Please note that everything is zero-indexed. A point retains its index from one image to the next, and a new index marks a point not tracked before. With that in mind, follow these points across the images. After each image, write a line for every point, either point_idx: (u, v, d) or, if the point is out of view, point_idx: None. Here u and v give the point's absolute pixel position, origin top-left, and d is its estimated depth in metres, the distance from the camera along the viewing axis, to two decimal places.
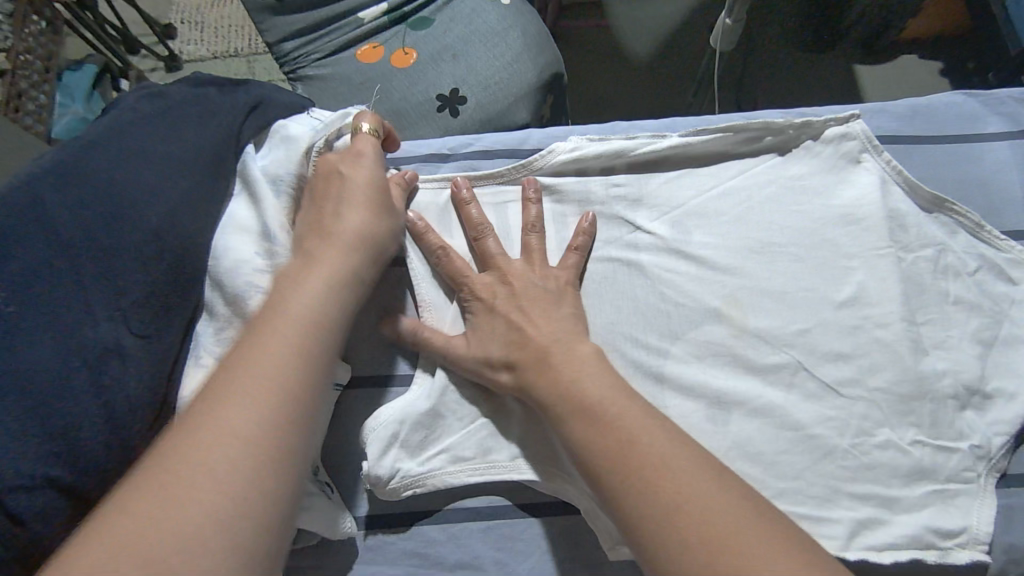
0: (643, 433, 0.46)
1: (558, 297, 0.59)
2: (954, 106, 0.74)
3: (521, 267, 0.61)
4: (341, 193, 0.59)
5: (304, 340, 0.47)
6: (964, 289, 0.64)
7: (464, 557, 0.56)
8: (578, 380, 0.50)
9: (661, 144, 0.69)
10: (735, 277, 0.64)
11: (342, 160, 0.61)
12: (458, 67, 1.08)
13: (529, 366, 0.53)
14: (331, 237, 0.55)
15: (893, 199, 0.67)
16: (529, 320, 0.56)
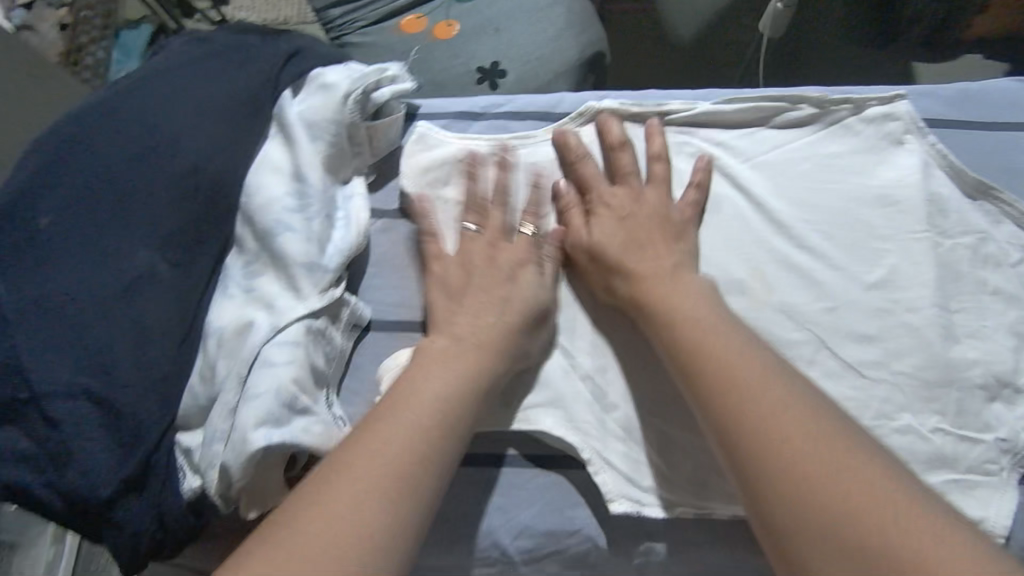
0: (788, 416, 0.45)
1: (682, 226, 0.61)
2: (1009, 93, 0.71)
3: (648, 189, 0.63)
4: (503, 295, 0.57)
5: (441, 409, 0.49)
6: (1003, 279, 0.62)
7: (467, 501, 0.57)
8: (706, 334, 0.51)
9: (694, 110, 0.68)
10: (763, 250, 0.64)
11: (489, 254, 0.59)
12: (500, 41, 1.07)
13: (657, 280, 0.56)
14: (472, 326, 0.55)
15: (934, 183, 0.65)
16: (653, 245, 0.59)
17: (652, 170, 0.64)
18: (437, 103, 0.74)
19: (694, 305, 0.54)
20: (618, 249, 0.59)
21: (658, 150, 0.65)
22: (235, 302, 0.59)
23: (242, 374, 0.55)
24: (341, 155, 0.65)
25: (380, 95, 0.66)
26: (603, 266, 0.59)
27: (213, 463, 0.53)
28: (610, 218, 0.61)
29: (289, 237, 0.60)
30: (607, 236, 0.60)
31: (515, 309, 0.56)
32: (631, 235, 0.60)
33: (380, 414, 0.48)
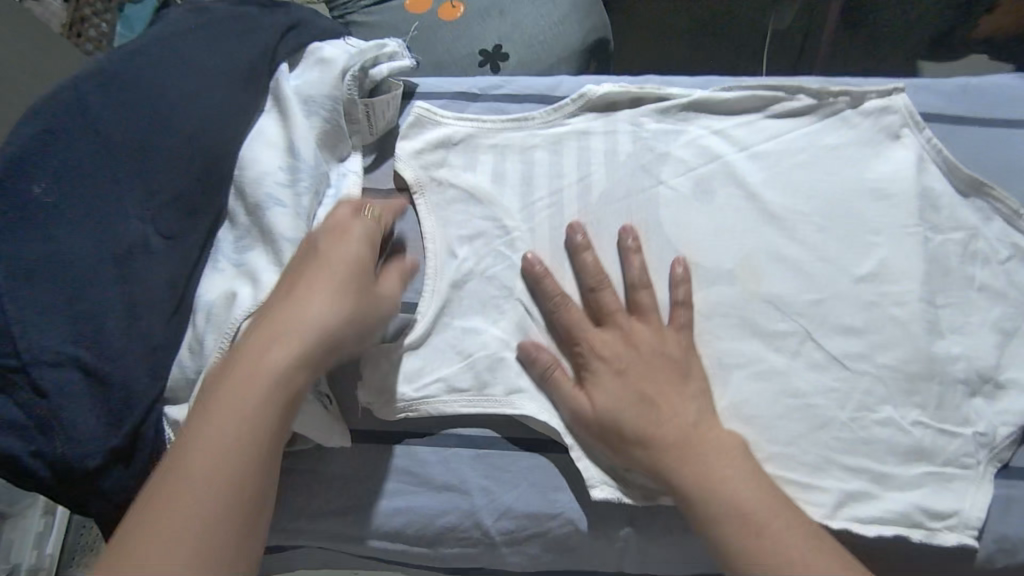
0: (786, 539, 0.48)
1: (686, 366, 0.56)
2: (1009, 90, 0.71)
3: (643, 327, 0.58)
4: (324, 265, 0.50)
5: (265, 402, 0.45)
6: (990, 276, 0.62)
7: (450, 481, 0.58)
8: (725, 476, 0.51)
9: (692, 96, 0.68)
10: (754, 241, 0.64)
11: (329, 240, 0.51)
12: (504, 23, 1.06)
13: (668, 449, 0.52)
14: (278, 327, 0.47)
15: (928, 178, 0.65)
16: (666, 396, 0.54)
17: (637, 299, 0.59)
18: (435, 81, 0.73)
19: (716, 450, 0.52)
20: (630, 413, 0.54)
21: (641, 276, 0.60)
22: (224, 276, 0.60)
23: (224, 345, 0.55)
24: (335, 132, 0.65)
25: (376, 70, 0.65)
26: (614, 437, 0.54)
27: None
28: (611, 374, 0.56)
29: (277, 212, 0.60)
30: (614, 399, 0.54)
31: (342, 285, 0.49)
32: (638, 388, 0.54)
33: (204, 417, 0.44)
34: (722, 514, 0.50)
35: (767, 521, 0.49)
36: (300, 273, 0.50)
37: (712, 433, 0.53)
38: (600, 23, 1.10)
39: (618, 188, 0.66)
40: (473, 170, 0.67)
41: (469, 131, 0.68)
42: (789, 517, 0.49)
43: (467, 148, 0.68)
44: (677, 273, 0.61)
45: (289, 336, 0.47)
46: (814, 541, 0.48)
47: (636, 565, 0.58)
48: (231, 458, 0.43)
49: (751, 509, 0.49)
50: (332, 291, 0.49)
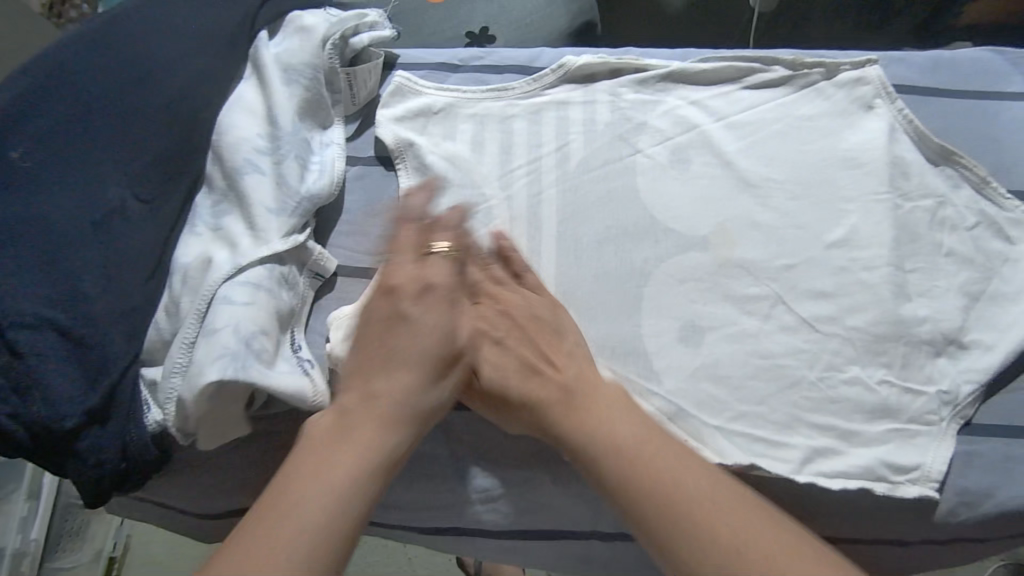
0: (653, 458, 0.50)
1: (556, 322, 0.57)
2: (978, 63, 0.72)
3: (510, 290, 0.58)
4: (414, 331, 0.51)
5: (357, 480, 0.47)
6: (958, 241, 0.63)
7: (427, 441, 0.58)
8: (592, 409, 0.53)
9: (670, 67, 0.69)
10: (729, 208, 0.65)
11: (408, 298, 0.52)
12: (490, 7, 1.08)
13: (554, 401, 0.53)
14: (375, 395, 0.50)
15: (899, 147, 0.66)
16: (545, 357, 0.55)
17: (507, 266, 0.59)
18: (415, 52, 0.73)
19: (585, 389, 0.54)
20: (516, 384, 0.54)
21: (495, 240, 0.60)
22: (202, 239, 0.58)
23: (202, 309, 0.53)
24: (315, 103, 0.63)
25: (357, 41, 0.66)
26: (503, 406, 0.55)
27: (171, 396, 0.51)
28: (495, 343, 0.56)
29: (256, 179, 0.59)
30: (496, 368, 0.55)
31: (431, 363, 0.51)
32: (520, 358, 0.55)
33: (295, 491, 0.45)
34: (613, 464, 0.50)
35: (637, 446, 0.51)
36: (388, 340, 0.51)
37: (590, 394, 0.54)
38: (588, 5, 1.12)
39: (596, 156, 0.67)
40: (453, 139, 0.67)
41: (449, 100, 0.68)
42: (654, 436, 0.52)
43: (447, 117, 0.68)
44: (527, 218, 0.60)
45: (371, 428, 0.49)
46: (708, 496, 0.48)
47: (612, 525, 0.58)
48: (309, 547, 0.44)
49: (618, 432, 0.51)
50: (420, 369, 0.51)
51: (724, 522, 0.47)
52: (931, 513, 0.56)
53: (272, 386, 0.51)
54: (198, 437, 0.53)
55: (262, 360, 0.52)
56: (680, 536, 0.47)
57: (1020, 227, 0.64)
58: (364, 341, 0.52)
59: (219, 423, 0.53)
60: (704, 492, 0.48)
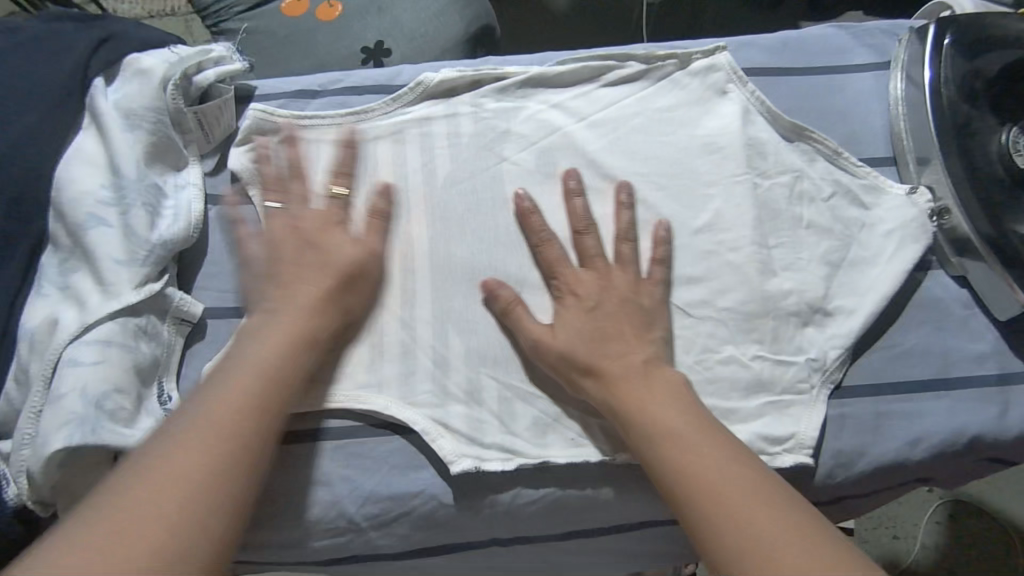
0: (694, 450, 0.50)
1: (652, 316, 0.58)
2: (823, 39, 0.75)
3: (619, 278, 0.60)
4: (308, 237, 0.59)
5: (274, 364, 0.53)
6: (817, 213, 0.66)
7: (311, 476, 0.57)
8: (645, 360, 0.55)
9: (529, 73, 0.70)
10: (597, 204, 0.66)
11: (315, 226, 0.60)
12: (384, 20, 1.08)
13: (635, 373, 0.54)
14: (296, 289, 0.57)
15: (754, 128, 0.69)
16: (624, 334, 0.56)
17: (582, 246, 0.62)
18: (272, 82, 0.71)
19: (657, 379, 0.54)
20: (588, 344, 0.55)
21: (584, 223, 0.63)
22: (47, 302, 0.56)
23: (47, 376, 0.51)
24: (165, 146, 0.62)
25: (200, 78, 0.64)
26: (565, 366, 0.56)
27: (21, 471, 0.50)
28: (578, 308, 0.58)
29: (101, 232, 0.56)
30: (574, 330, 0.56)
31: (336, 259, 0.59)
32: (600, 325, 0.56)
33: (218, 377, 0.51)
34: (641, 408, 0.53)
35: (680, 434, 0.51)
36: (308, 254, 0.58)
37: (658, 375, 0.55)
38: (481, 11, 1.12)
39: (462, 168, 0.67)
40: (317, 166, 0.66)
41: (309, 127, 0.68)
42: (701, 424, 0.52)
43: (309, 145, 0.67)
44: (571, 186, 0.65)
45: (286, 312, 0.56)
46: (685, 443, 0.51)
47: (510, 532, 0.58)
48: (230, 417, 0.49)
49: (675, 426, 0.51)
50: (329, 271, 0.58)
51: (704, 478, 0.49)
52: (809, 478, 0.58)
53: (128, 444, 0.51)
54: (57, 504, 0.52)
55: (119, 419, 0.51)
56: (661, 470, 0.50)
57: (872, 192, 0.67)
58: (287, 252, 0.59)
59: (71, 490, 0.52)
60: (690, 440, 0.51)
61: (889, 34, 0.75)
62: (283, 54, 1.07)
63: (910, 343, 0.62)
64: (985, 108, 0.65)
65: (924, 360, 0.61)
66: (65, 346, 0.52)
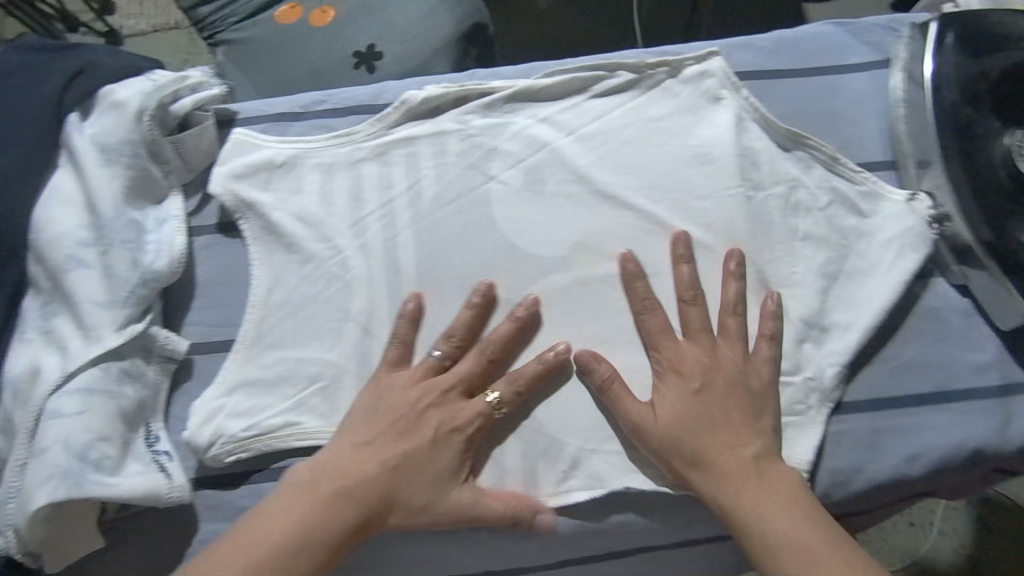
0: (797, 539, 0.51)
1: (760, 401, 0.56)
2: (821, 36, 0.72)
3: (725, 356, 0.57)
4: (410, 380, 0.57)
5: (303, 535, 0.50)
6: (812, 224, 0.64)
7: None
8: (749, 447, 0.54)
9: (515, 87, 0.68)
10: (587, 221, 0.64)
11: (418, 381, 0.57)
12: (373, 21, 1.05)
13: (750, 462, 0.54)
14: (350, 458, 0.54)
15: (748, 137, 0.67)
16: (729, 421, 0.55)
17: (687, 318, 0.59)
18: (254, 104, 0.69)
19: (774, 469, 0.54)
20: (688, 428, 0.55)
21: (692, 290, 0.60)
22: (32, 346, 0.55)
23: (32, 425, 0.51)
24: (143, 182, 0.61)
25: (178, 106, 0.62)
26: (667, 448, 0.55)
27: (8, 524, 0.50)
28: (681, 387, 0.56)
29: (82, 275, 0.56)
30: (677, 415, 0.55)
31: (452, 453, 0.55)
32: (704, 412, 0.55)
33: (272, 507, 0.51)
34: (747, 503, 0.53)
35: (789, 529, 0.51)
36: (431, 418, 0.55)
37: (773, 466, 0.54)
38: (474, 9, 1.09)
39: (448, 189, 0.65)
40: (301, 193, 0.65)
41: (292, 152, 0.66)
42: (813, 519, 0.52)
43: (292, 171, 0.65)
44: (733, 268, 0.61)
45: (339, 477, 0.53)
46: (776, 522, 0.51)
47: (503, 563, 0.58)
48: (249, 563, 0.48)
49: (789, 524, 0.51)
50: (446, 463, 0.55)
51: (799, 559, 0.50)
52: None
53: (115, 495, 0.50)
54: (46, 557, 0.51)
55: (103, 468, 0.50)
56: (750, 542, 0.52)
57: (871, 199, 0.65)
58: (383, 416, 0.55)
59: (62, 539, 0.51)
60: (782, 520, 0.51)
61: (892, 28, 0.72)
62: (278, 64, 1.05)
63: (909, 355, 0.61)
64: (988, 112, 0.62)
65: (924, 373, 0.60)
66: (49, 394, 0.52)
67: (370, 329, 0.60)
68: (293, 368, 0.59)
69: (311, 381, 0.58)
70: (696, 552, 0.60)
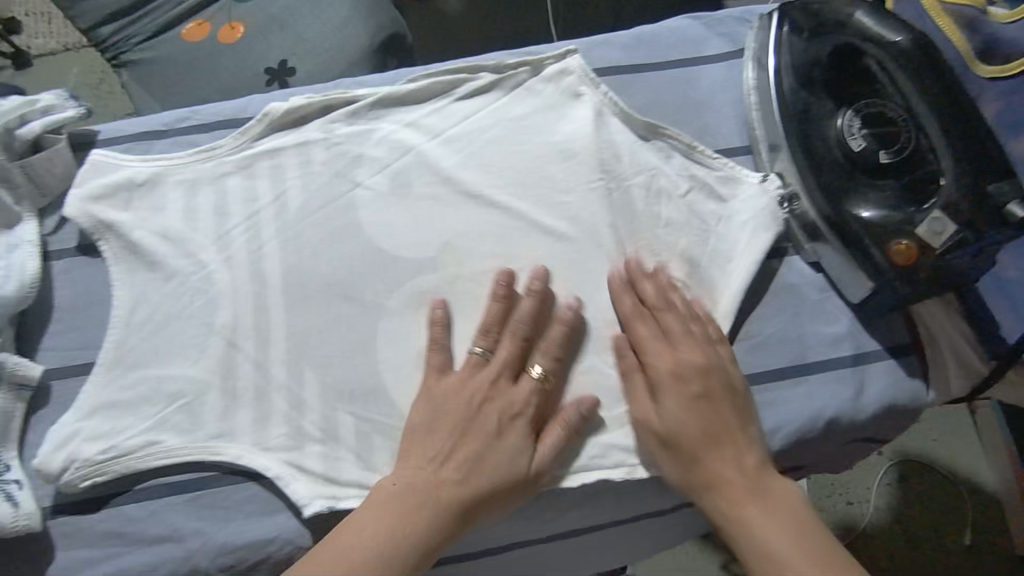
0: (792, 562, 0.53)
1: (747, 408, 0.59)
2: (679, 31, 0.75)
3: (711, 357, 0.59)
4: (456, 381, 0.58)
5: (388, 559, 0.51)
6: (673, 211, 0.66)
7: (163, 531, 0.55)
8: (754, 459, 0.57)
9: (378, 93, 0.68)
10: (455, 222, 0.65)
11: (464, 374, 0.58)
12: (286, 38, 1.04)
13: (755, 477, 0.57)
14: (434, 479, 0.54)
15: (608, 131, 0.68)
16: (732, 430, 0.57)
17: (663, 323, 0.60)
18: (117, 124, 0.68)
19: (771, 488, 0.57)
20: (697, 435, 0.57)
21: (662, 290, 0.61)
22: None
23: None
24: None
25: (26, 130, 0.62)
26: (682, 454, 0.57)
27: None
28: (679, 393, 0.57)
29: None
30: (678, 419, 0.57)
31: (524, 432, 0.57)
32: (709, 421, 0.57)
33: (340, 530, 0.52)
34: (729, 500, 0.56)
35: (787, 551, 0.54)
36: (489, 413, 0.57)
37: (770, 481, 0.57)
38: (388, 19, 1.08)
39: (315, 199, 0.65)
40: (164, 210, 0.64)
41: (153, 170, 0.65)
42: (804, 541, 0.54)
43: (154, 189, 0.65)
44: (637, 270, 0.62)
45: (400, 503, 0.53)
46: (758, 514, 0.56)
47: None
48: None
49: (783, 548, 0.54)
50: (517, 444, 0.56)
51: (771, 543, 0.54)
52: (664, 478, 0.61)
53: None
54: None
55: None
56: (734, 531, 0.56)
57: (729, 183, 0.67)
58: (440, 417, 0.56)
59: None
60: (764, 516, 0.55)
61: (742, 21, 0.75)
62: (187, 81, 1.03)
63: (766, 333, 0.63)
64: (823, 94, 0.65)
65: (781, 349, 0.63)
66: None
67: (235, 341, 0.60)
68: (155, 384, 0.58)
69: (174, 397, 0.58)
70: (566, 543, 0.65)
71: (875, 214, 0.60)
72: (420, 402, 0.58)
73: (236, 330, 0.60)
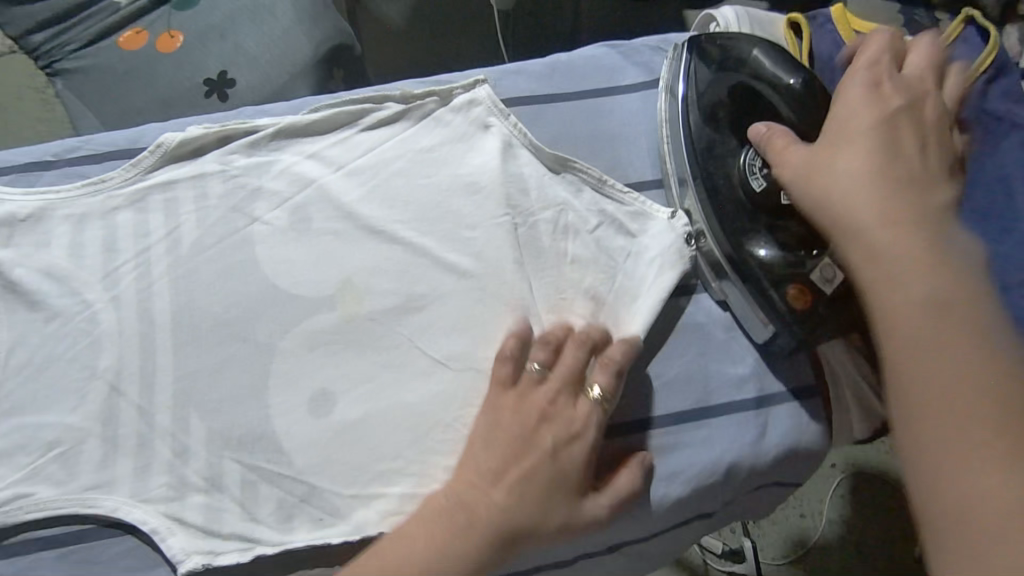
0: (952, 377, 0.45)
1: (921, 189, 0.53)
2: (593, 60, 0.74)
3: (894, 157, 0.54)
4: (519, 397, 0.57)
5: (447, 569, 0.51)
6: (580, 246, 0.65)
7: None
8: (920, 275, 0.48)
9: (279, 124, 0.66)
10: (356, 257, 0.63)
11: (529, 394, 0.57)
12: (227, 46, 0.98)
13: (959, 289, 0.48)
14: (497, 500, 0.53)
15: (516, 163, 0.67)
16: (897, 214, 0.51)
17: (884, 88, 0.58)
18: (2, 154, 0.66)
19: (950, 275, 0.48)
20: (840, 206, 0.53)
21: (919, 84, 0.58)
22: None
23: None
24: None
25: None
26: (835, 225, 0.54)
27: None
28: (863, 153, 0.54)
29: None
30: (855, 182, 0.53)
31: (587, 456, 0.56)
32: (894, 185, 0.53)
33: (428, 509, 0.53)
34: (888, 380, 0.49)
35: (962, 364, 0.45)
36: (545, 435, 0.55)
37: (963, 303, 0.47)
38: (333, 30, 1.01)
39: (209, 234, 0.63)
40: (48, 247, 0.62)
41: (36, 203, 0.62)
42: (973, 361, 0.45)
43: (39, 225, 0.62)
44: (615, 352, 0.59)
45: (468, 513, 0.52)
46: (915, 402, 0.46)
47: None
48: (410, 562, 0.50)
49: (954, 351, 0.46)
50: (578, 464, 0.55)
51: (938, 363, 0.46)
52: None
53: None
54: None
55: None
56: (901, 417, 0.47)
57: (639, 218, 0.66)
58: (507, 434, 0.55)
59: None
60: (918, 315, 0.48)
61: (656, 51, 0.75)
62: (121, 91, 0.95)
63: (670, 372, 0.63)
64: (727, 131, 0.64)
65: (685, 389, 0.62)
66: None
67: (118, 386, 0.58)
68: (28, 432, 0.57)
69: (47, 447, 0.56)
70: None
71: (771, 253, 0.60)
72: (490, 410, 0.56)
73: (125, 372, 0.59)
